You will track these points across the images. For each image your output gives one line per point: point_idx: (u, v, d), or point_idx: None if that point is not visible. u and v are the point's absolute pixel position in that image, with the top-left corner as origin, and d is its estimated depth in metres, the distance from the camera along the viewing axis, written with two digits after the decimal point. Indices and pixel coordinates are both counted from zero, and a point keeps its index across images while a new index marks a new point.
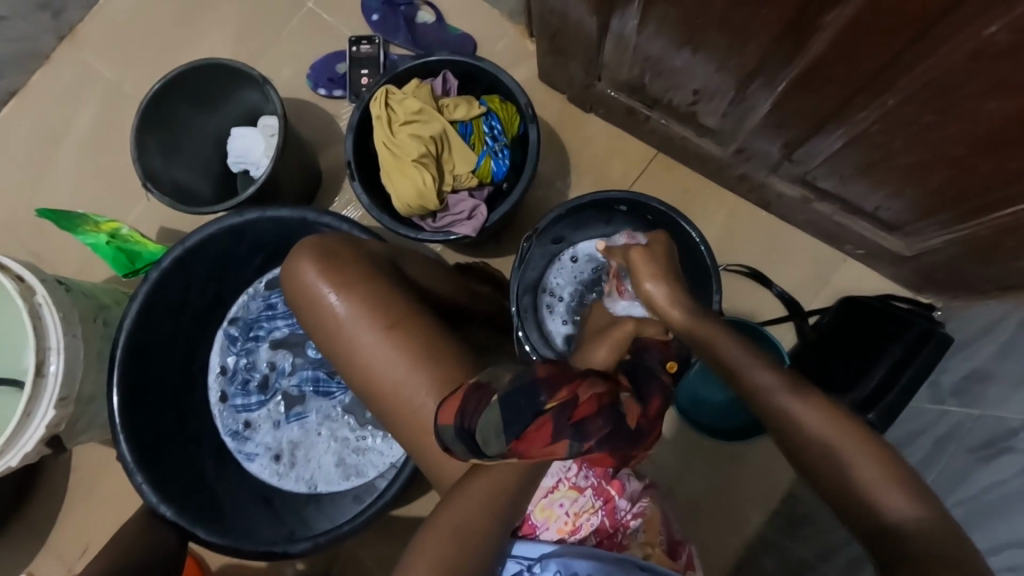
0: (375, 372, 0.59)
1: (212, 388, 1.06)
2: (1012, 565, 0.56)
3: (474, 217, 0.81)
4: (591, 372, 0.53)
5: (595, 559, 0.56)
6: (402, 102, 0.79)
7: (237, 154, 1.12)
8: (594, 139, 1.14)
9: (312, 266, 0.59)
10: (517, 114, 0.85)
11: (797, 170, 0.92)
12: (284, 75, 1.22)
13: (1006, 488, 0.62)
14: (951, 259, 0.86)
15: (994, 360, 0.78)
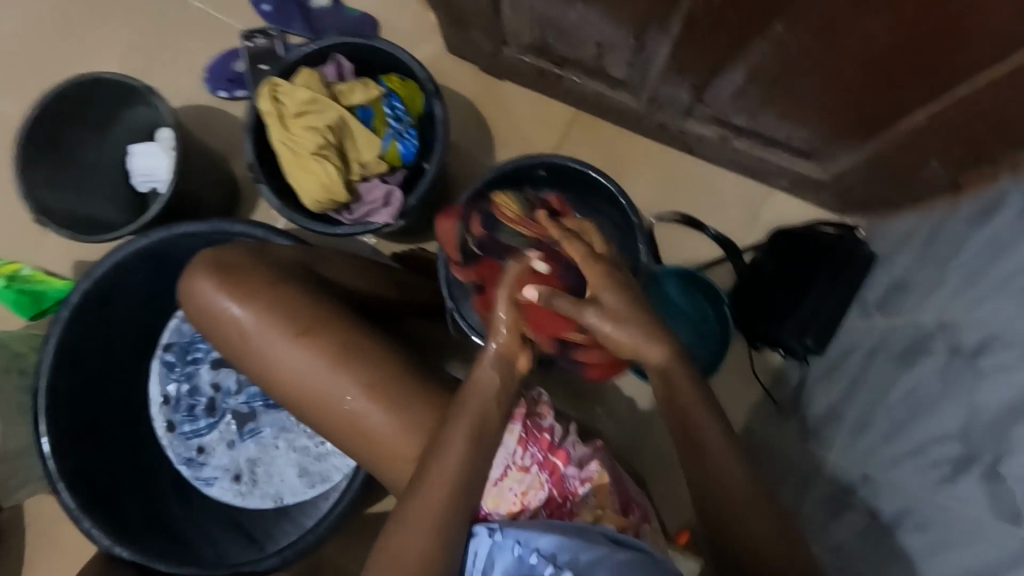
0: (294, 381, 0.57)
1: (156, 419, 1.00)
2: (935, 461, 0.59)
3: (389, 203, 0.79)
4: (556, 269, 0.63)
5: (556, 536, 0.53)
6: (292, 93, 0.75)
7: (141, 173, 1.05)
8: (513, 107, 1.11)
9: (209, 280, 0.57)
10: (419, 91, 0.82)
11: (710, 110, 0.92)
12: (179, 83, 1.15)
13: (926, 388, 0.65)
14: (865, 178, 0.89)
15: (914, 270, 0.80)
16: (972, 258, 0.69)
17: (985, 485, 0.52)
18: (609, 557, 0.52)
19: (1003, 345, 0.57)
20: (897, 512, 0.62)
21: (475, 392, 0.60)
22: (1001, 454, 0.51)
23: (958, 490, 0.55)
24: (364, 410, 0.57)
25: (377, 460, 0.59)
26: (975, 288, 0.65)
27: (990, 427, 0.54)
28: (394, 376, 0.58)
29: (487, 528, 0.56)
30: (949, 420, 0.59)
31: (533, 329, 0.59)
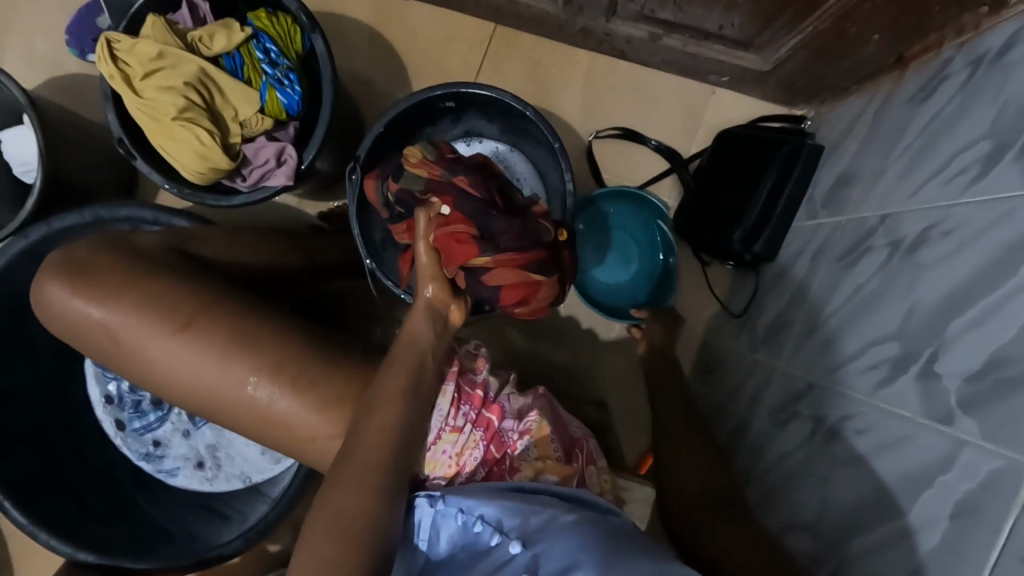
0: (182, 381, 0.52)
1: (104, 419, 0.98)
2: (873, 362, 0.57)
3: (283, 161, 0.70)
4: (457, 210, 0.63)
5: (502, 502, 0.49)
6: (138, 48, 0.64)
7: (18, 161, 0.95)
8: (423, 31, 1.00)
9: (61, 285, 0.50)
10: (295, 27, 0.71)
11: (634, 6, 0.83)
12: (41, 50, 1.01)
13: (867, 286, 0.62)
14: (805, 62, 0.81)
15: (858, 159, 0.75)
16: (914, 141, 0.63)
17: (919, 386, 0.50)
18: (557, 520, 0.48)
19: (941, 234, 0.53)
20: (837, 419, 0.59)
21: (401, 359, 0.56)
22: (937, 351, 0.49)
23: (894, 392, 0.53)
24: (269, 400, 0.53)
25: (296, 448, 0.55)
26: (915, 175, 0.60)
27: (927, 323, 0.51)
28: (297, 358, 0.54)
29: (428, 497, 0.52)
30: (888, 319, 0.57)
31: (445, 265, 0.62)
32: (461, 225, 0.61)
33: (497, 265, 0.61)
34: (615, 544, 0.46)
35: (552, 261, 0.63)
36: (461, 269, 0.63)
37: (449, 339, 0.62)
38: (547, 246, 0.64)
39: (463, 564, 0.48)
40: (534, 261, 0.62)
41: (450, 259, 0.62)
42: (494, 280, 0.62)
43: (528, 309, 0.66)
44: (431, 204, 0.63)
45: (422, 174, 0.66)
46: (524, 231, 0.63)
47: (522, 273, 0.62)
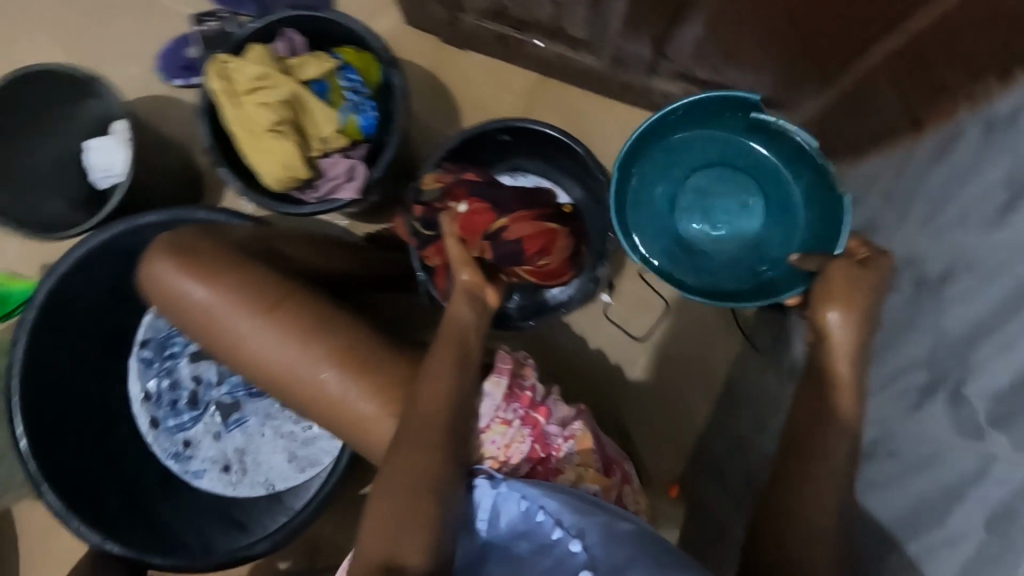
0: (263, 359, 0.56)
1: (139, 416, 0.99)
2: (904, 389, 0.60)
3: (353, 177, 0.77)
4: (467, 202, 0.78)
5: (563, 498, 0.53)
6: (242, 69, 0.73)
7: (100, 168, 1.01)
8: (476, 77, 1.10)
9: (169, 262, 0.56)
10: (376, 62, 0.80)
11: (673, 66, 0.92)
12: (131, 73, 1.12)
13: (893, 321, 0.67)
14: (829, 123, 0.89)
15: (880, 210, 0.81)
16: (934, 192, 0.69)
17: (949, 408, 0.53)
18: (612, 526, 0.51)
19: (964, 272, 0.58)
20: (874, 441, 0.63)
21: (445, 341, 0.60)
22: (964, 377, 0.52)
23: (924, 414, 0.56)
24: (336, 385, 0.56)
25: (354, 435, 0.58)
26: (938, 221, 0.66)
27: (953, 352, 0.55)
28: (365, 347, 0.58)
29: (490, 479, 0.56)
30: (915, 350, 0.61)
31: (473, 241, 0.74)
32: (478, 203, 0.77)
33: (516, 219, 0.76)
34: (669, 553, 0.49)
35: (555, 215, 0.81)
36: (486, 237, 0.75)
37: (489, 323, 0.66)
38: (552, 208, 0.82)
39: (521, 552, 0.52)
40: (543, 214, 0.79)
41: (474, 232, 0.75)
42: (516, 233, 0.75)
43: (547, 261, 0.78)
44: (455, 207, 0.77)
45: (439, 187, 0.81)
46: (529, 201, 0.81)
47: (537, 222, 0.77)
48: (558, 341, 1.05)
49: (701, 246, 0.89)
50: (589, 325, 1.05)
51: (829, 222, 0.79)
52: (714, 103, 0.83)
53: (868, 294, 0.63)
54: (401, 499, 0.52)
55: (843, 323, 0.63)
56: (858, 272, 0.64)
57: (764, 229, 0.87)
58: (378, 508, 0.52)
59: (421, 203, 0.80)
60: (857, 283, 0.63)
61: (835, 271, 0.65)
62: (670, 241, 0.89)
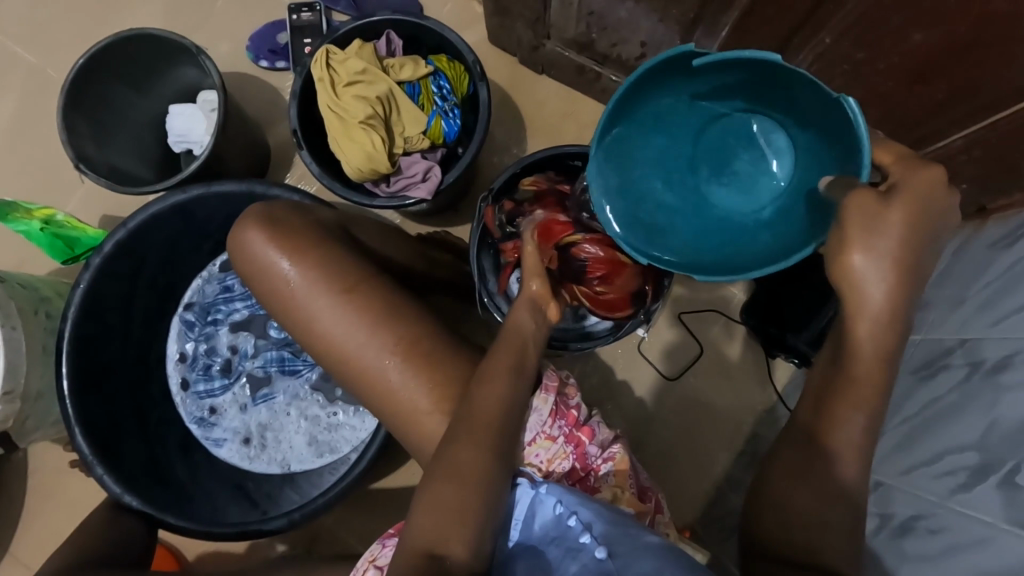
0: (334, 338, 0.57)
1: (172, 376, 1.02)
2: (951, 469, 0.60)
3: (428, 178, 0.79)
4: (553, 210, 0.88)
5: (596, 509, 0.54)
6: (344, 62, 0.77)
7: (176, 133, 1.07)
8: (547, 101, 1.13)
9: (261, 232, 0.58)
10: (466, 74, 0.83)
11: None
12: (221, 49, 1.18)
13: (943, 399, 0.67)
14: None
15: (936, 288, 0.82)
16: (997, 278, 0.70)
17: (1000, 493, 0.53)
18: (639, 538, 0.52)
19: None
20: (913, 517, 0.62)
21: (506, 348, 0.60)
22: (1017, 463, 0.52)
23: (971, 496, 0.56)
24: (398, 380, 0.57)
25: (407, 428, 0.59)
26: (998, 307, 0.67)
27: (1008, 438, 0.55)
28: (428, 342, 0.59)
29: (531, 480, 0.58)
30: (964, 431, 0.61)
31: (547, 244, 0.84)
32: (567, 220, 0.87)
33: (589, 242, 0.86)
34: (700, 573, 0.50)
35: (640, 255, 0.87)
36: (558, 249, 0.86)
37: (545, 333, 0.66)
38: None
39: (555, 556, 0.52)
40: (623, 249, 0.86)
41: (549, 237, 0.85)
42: (584, 254, 0.86)
43: (606, 289, 0.87)
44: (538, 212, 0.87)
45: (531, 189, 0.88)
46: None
47: (611, 252, 0.86)
48: (589, 368, 1.06)
49: (724, 210, 0.67)
50: (621, 357, 1.06)
51: (840, 148, 0.57)
52: (647, 72, 0.59)
53: (903, 236, 0.51)
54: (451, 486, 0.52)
55: (869, 272, 0.51)
56: (880, 206, 0.51)
57: (800, 148, 0.63)
58: (428, 499, 0.52)
59: (513, 201, 0.88)
60: (879, 219, 0.50)
61: (851, 206, 0.51)
62: (685, 231, 0.67)
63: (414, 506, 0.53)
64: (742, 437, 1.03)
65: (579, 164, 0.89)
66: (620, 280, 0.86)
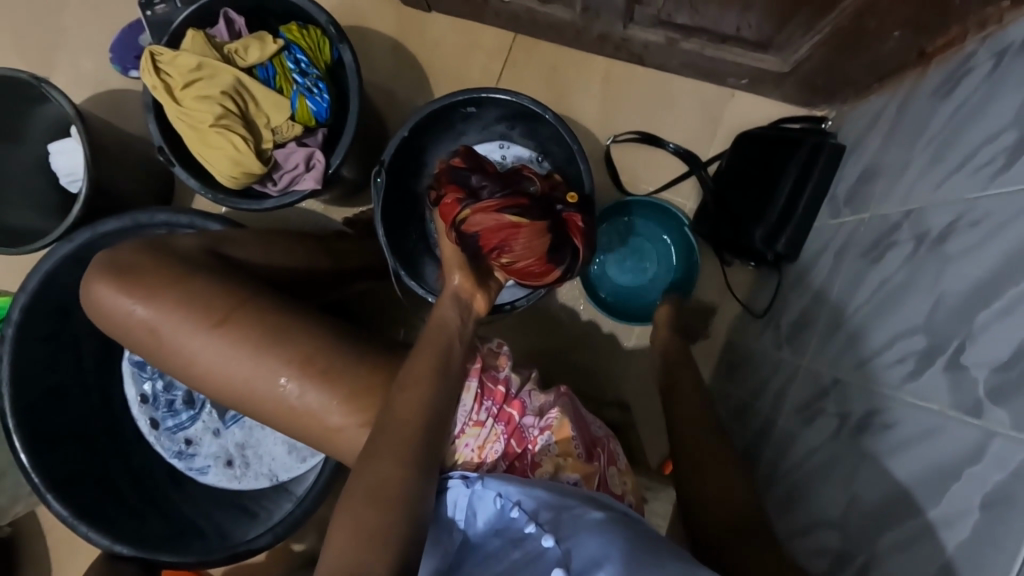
0: (220, 372, 0.54)
1: (139, 418, 1.01)
2: (900, 356, 0.56)
3: (312, 166, 0.72)
4: (453, 183, 0.68)
5: (539, 495, 0.52)
6: (179, 61, 0.69)
7: (64, 172, 0.99)
8: (444, 40, 1.03)
9: (110, 284, 0.54)
10: (324, 39, 0.74)
11: (651, 11, 0.84)
12: (87, 68, 1.07)
13: (891, 282, 0.62)
14: (826, 61, 0.82)
15: (880, 157, 0.75)
16: (939, 133, 0.63)
17: (947, 377, 0.49)
18: (582, 517, 0.51)
19: (968, 225, 0.53)
20: (865, 414, 0.59)
21: (431, 343, 0.61)
22: (965, 341, 0.49)
23: (921, 385, 0.52)
24: (297, 395, 0.55)
25: (326, 440, 0.57)
26: (940, 167, 0.60)
27: (956, 315, 0.50)
28: (323, 350, 0.56)
29: (464, 479, 0.56)
30: (913, 314, 0.56)
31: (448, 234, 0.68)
32: (450, 193, 0.67)
33: (477, 210, 0.64)
34: (644, 545, 0.48)
35: (533, 205, 0.64)
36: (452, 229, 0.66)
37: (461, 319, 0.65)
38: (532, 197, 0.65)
39: (499, 548, 0.51)
40: (512, 204, 0.63)
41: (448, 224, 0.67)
42: (475, 227, 0.64)
43: (510, 261, 0.65)
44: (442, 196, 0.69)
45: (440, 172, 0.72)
46: (506, 187, 0.66)
47: (500, 215, 0.63)
48: (548, 316, 1.02)
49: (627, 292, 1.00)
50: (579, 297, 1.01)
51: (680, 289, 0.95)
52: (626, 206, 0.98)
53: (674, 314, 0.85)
54: (375, 491, 0.51)
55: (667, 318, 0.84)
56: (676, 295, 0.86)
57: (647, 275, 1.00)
58: (351, 517, 0.51)
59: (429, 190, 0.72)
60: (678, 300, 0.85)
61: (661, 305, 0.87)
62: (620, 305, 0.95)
63: (340, 527, 0.51)
64: (718, 350, 1.00)
65: (474, 109, 0.85)
66: (520, 245, 0.63)
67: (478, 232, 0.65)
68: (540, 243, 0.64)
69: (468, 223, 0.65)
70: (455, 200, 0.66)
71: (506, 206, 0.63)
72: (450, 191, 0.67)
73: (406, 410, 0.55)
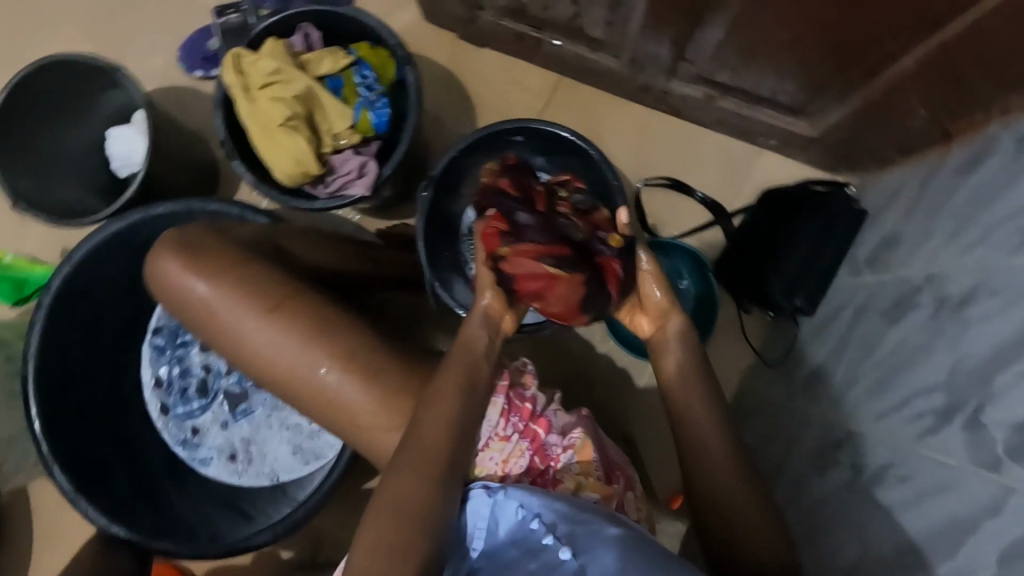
0: (265, 355, 0.57)
1: (150, 402, 1.01)
2: (920, 413, 0.58)
3: (364, 173, 0.77)
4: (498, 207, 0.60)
5: (558, 508, 0.53)
6: (257, 64, 0.74)
7: (119, 157, 1.04)
8: (493, 75, 1.09)
9: (175, 258, 0.56)
10: (390, 59, 0.79)
11: (693, 69, 0.90)
12: (153, 64, 1.13)
13: (911, 342, 0.65)
14: (855, 132, 0.87)
15: (902, 224, 0.79)
16: (963, 207, 0.66)
17: (965, 435, 0.51)
18: (601, 532, 0.51)
19: (990, 293, 0.55)
20: (883, 465, 0.61)
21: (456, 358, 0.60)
22: (984, 404, 0.50)
23: (940, 441, 0.54)
24: (337, 385, 0.57)
25: (355, 434, 0.59)
26: (963, 237, 0.63)
27: (976, 377, 0.52)
28: (364, 346, 0.58)
29: (486, 489, 0.57)
30: (933, 373, 0.58)
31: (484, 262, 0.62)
32: (491, 221, 0.60)
33: (515, 254, 0.58)
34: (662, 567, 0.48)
35: (575, 256, 0.58)
36: (489, 261, 0.61)
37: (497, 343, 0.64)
38: (576, 245, 0.58)
39: (516, 558, 0.51)
40: (553, 254, 0.57)
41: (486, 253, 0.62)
42: (512, 268, 0.59)
43: (542, 307, 0.61)
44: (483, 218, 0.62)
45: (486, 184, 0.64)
46: (552, 227, 0.58)
47: (540, 264, 0.58)
48: (565, 345, 1.04)
49: None
50: (597, 330, 1.03)
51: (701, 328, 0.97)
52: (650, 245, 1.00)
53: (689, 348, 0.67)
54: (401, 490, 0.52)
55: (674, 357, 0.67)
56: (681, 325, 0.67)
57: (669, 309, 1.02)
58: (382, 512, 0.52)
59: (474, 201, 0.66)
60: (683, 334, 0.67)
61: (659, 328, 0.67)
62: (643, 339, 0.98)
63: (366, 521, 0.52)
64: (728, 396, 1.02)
65: (522, 139, 0.88)
66: (555, 299, 0.59)
67: (514, 272, 0.59)
68: (577, 298, 0.59)
69: (506, 263, 0.59)
70: (495, 233, 0.60)
71: (548, 254, 0.57)
72: (491, 220, 0.60)
73: (438, 413, 0.56)
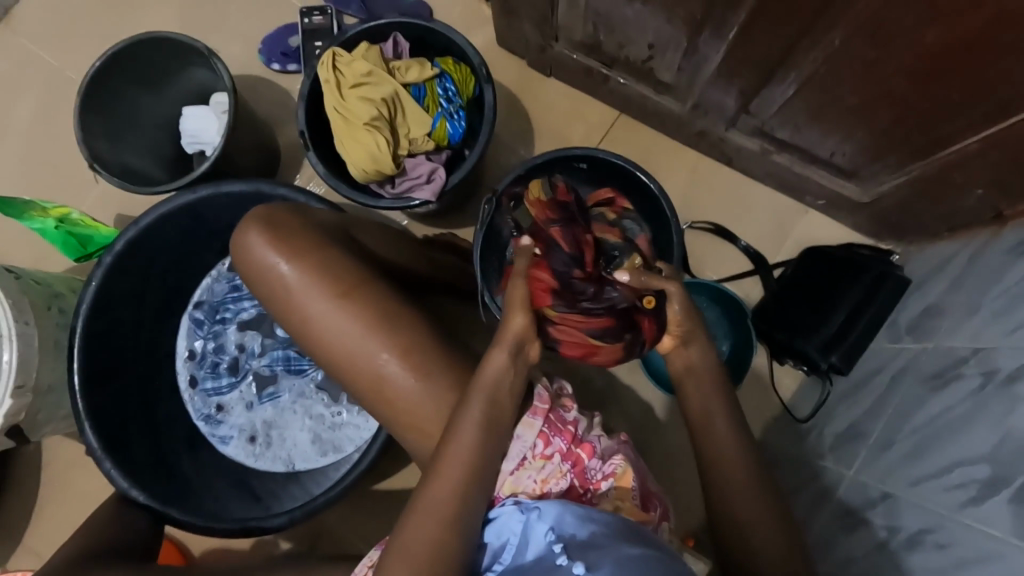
0: (332, 337, 0.59)
1: (180, 373, 1.03)
2: (960, 481, 0.59)
3: (432, 180, 0.80)
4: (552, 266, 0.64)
5: (581, 521, 0.54)
6: (351, 65, 0.78)
7: (189, 135, 1.08)
8: (556, 103, 1.13)
9: (261, 235, 0.60)
10: (471, 76, 0.83)
11: (754, 121, 0.93)
12: (234, 52, 1.18)
13: (953, 411, 0.65)
14: (906, 202, 0.89)
15: (947, 296, 0.80)
16: (1013, 284, 0.67)
17: (1012, 508, 0.51)
18: (620, 550, 0.52)
19: None
20: (919, 530, 0.62)
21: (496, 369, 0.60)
22: None
23: (984, 512, 0.54)
24: (395, 374, 0.58)
25: (405, 426, 0.60)
26: (1011, 315, 0.64)
27: (1021, 451, 0.53)
28: (425, 341, 0.60)
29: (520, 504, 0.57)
30: (976, 442, 0.59)
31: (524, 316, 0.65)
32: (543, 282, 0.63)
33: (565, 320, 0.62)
34: None
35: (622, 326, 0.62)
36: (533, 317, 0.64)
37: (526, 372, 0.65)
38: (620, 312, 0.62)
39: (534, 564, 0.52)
40: (602, 325, 0.61)
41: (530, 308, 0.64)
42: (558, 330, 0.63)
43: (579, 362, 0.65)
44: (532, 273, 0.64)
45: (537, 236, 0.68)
46: (601, 297, 0.62)
47: (586, 331, 0.62)
48: (594, 372, 1.04)
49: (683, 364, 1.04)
50: (627, 361, 1.04)
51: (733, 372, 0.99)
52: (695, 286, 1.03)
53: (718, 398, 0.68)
54: None
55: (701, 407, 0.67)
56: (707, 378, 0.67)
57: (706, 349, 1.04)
58: None
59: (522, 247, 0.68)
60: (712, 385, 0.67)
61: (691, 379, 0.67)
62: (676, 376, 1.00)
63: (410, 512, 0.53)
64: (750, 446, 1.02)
65: (585, 166, 0.90)
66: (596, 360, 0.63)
67: (558, 332, 0.63)
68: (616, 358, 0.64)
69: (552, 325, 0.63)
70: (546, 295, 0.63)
71: (595, 322, 0.62)
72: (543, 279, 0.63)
73: (489, 417, 0.57)
